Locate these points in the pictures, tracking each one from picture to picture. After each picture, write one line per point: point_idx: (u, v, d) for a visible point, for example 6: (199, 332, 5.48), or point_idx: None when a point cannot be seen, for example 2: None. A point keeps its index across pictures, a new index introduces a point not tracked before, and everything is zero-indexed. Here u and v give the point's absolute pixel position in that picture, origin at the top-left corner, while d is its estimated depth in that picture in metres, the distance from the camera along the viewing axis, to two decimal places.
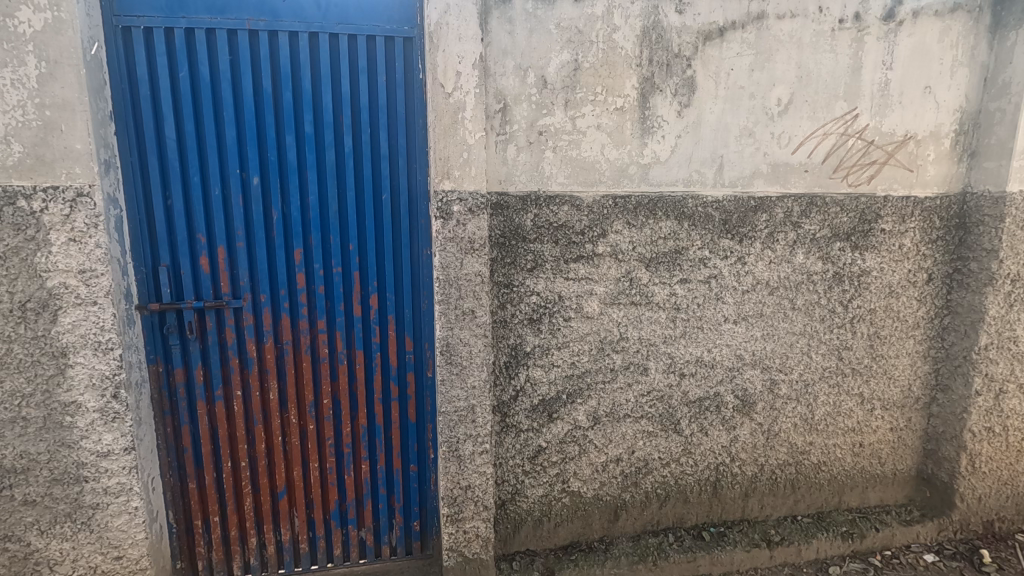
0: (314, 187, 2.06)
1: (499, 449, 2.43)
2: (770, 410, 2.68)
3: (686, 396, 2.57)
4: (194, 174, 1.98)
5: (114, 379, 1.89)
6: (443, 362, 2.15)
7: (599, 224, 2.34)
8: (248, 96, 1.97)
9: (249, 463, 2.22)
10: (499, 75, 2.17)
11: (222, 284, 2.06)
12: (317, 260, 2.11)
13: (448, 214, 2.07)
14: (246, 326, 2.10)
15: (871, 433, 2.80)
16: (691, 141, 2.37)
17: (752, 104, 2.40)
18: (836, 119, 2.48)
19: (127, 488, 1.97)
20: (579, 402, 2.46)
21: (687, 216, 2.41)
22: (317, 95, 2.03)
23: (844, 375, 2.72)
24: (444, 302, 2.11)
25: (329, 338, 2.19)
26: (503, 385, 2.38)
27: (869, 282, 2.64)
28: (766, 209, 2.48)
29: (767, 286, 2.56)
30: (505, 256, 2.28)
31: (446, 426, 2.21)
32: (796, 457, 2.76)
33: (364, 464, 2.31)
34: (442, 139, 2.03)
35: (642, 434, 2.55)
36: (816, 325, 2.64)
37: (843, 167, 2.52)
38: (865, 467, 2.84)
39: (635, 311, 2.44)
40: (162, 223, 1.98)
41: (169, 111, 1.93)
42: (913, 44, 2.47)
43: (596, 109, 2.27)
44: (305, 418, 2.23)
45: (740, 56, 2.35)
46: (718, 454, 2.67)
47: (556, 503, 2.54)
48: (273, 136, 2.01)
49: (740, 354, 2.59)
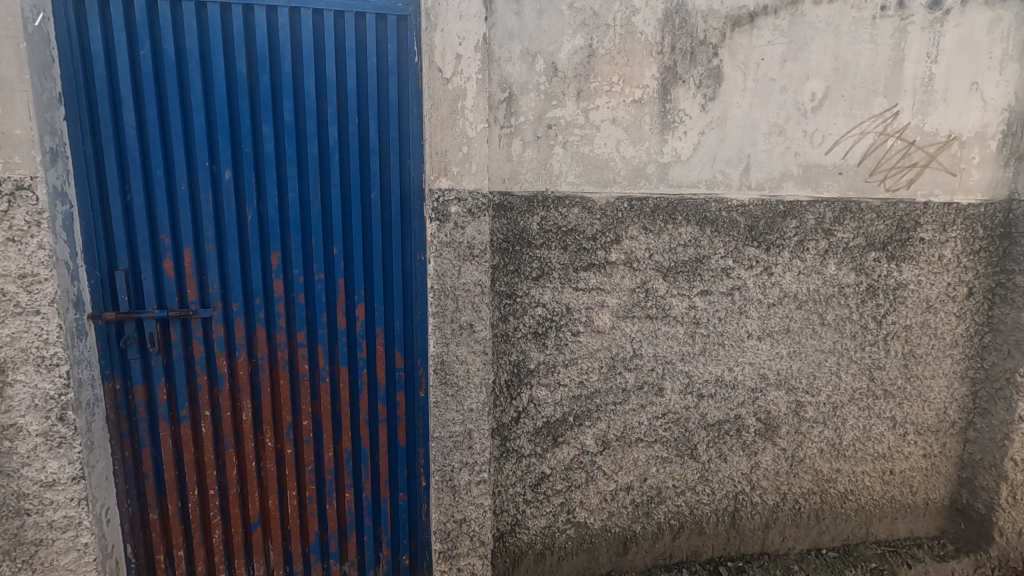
0: (293, 183, 1.82)
1: (498, 476, 2.20)
2: (795, 435, 2.45)
3: (704, 419, 2.34)
4: (157, 166, 1.73)
5: (61, 400, 1.65)
6: (438, 382, 1.93)
7: (613, 229, 2.11)
8: (219, 78, 1.73)
9: (218, 491, 1.98)
10: (505, 61, 1.95)
11: (189, 290, 1.82)
12: (296, 265, 1.87)
13: (445, 216, 1.85)
14: (216, 338, 1.86)
15: (902, 460, 2.57)
16: (715, 139, 2.15)
17: (783, 98, 2.17)
18: (874, 117, 2.24)
19: (75, 522, 1.73)
20: (587, 425, 2.23)
21: (709, 221, 2.18)
22: (298, 80, 1.79)
23: (875, 398, 2.49)
24: (439, 315, 1.89)
25: (310, 352, 1.95)
26: (503, 407, 2.15)
27: (905, 296, 2.41)
28: (796, 215, 2.25)
29: (794, 300, 2.32)
30: (508, 263, 2.05)
31: (439, 453, 1.98)
32: (821, 486, 2.53)
33: (348, 493, 2.07)
34: (439, 131, 1.81)
35: (655, 460, 2.33)
36: (847, 343, 2.41)
37: (881, 169, 2.29)
38: (895, 497, 2.61)
39: (650, 326, 2.21)
40: (119, 222, 1.74)
41: (128, 94, 1.68)
42: (960, 36, 2.24)
43: (612, 101, 2.04)
44: (282, 441, 1.99)
45: (771, 45, 2.12)
46: (737, 482, 2.43)
47: (560, 535, 2.30)
48: (248, 124, 1.77)
49: (763, 373, 2.36)
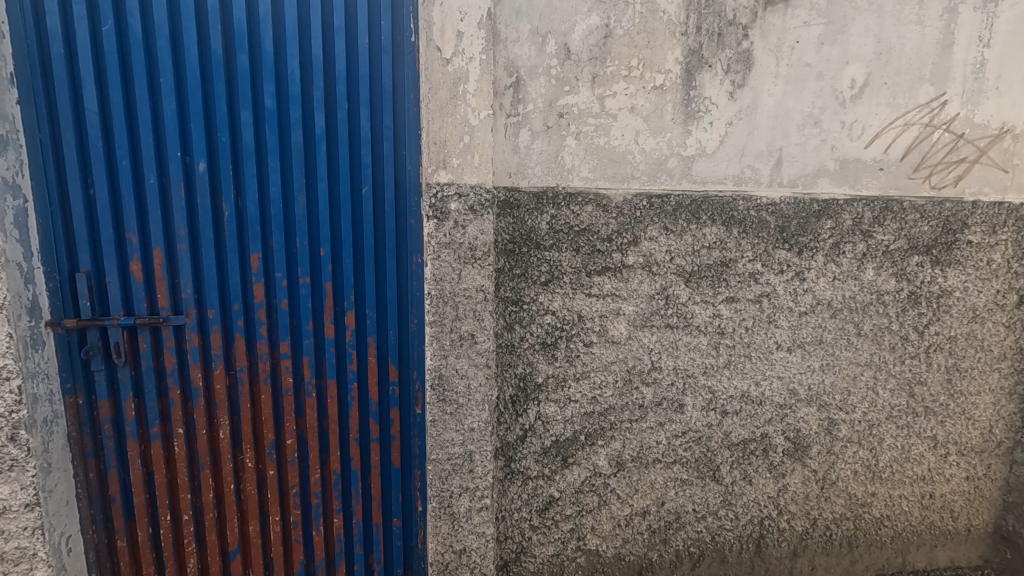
0: (275, 176, 1.63)
1: (502, 500, 2.00)
2: (826, 455, 2.23)
3: (728, 438, 2.13)
4: (123, 156, 1.55)
5: (11, 418, 1.46)
6: (435, 399, 1.76)
7: (630, 230, 1.91)
8: (191, 58, 1.54)
9: (193, 515, 1.79)
10: (512, 41, 1.77)
11: (159, 295, 1.64)
12: (279, 267, 1.68)
13: (444, 214, 1.67)
14: (190, 348, 1.68)
15: (943, 483, 2.35)
16: (744, 130, 1.95)
17: (819, 85, 1.96)
18: (919, 106, 2.03)
19: (30, 554, 1.54)
20: (600, 445, 2.03)
21: (736, 221, 1.98)
22: (281, 61, 1.61)
23: (915, 415, 2.27)
24: (437, 324, 1.72)
25: (294, 364, 1.76)
26: (508, 424, 1.95)
27: (950, 305, 2.19)
28: (832, 215, 2.04)
29: (828, 308, 2.11)
30: (514, 267, 1.86)
31: (436, 477, 1.80)
32: (855, 511, 2.31)
33: (336, 518, 1.87)
34: (437, 118, 1.64)
35: (674, 483, 2.12)
36: (885, 355, 2.19)
37: (926, 165, 2.08)
38: (934, 522, 2.39)
39: (671, 336, 2.01)
40: (81, 219, 1.56)
41: (89, 75, 1.50)
42: (1016, 17, 2.02)
43: (630, 88, 1.85)
44: (263, 461, 1.80)
45: (807, 26, 1.91)
46: (763, 506, 2.22)
47: (569, 564, 2.10)
48: (223, 110, 1.58)
49: (793, 388, 2.15)
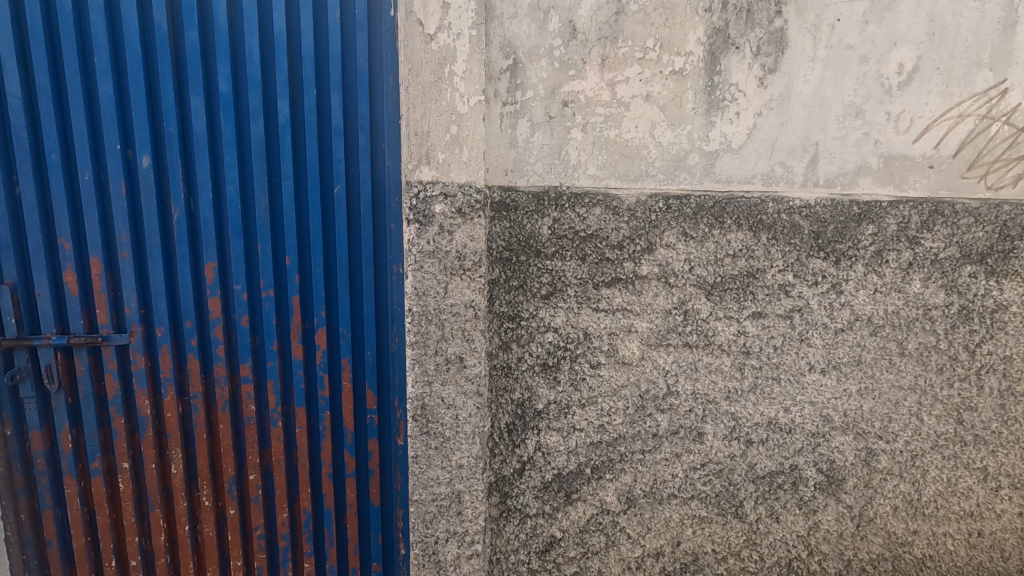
0: (232, 173, 1.41)
1: (496, 541, 1.78)
2: (863, 490, 1.97)
3: (753, 470, 1.89)
4: (53, 149, 1.33)
5: None
6: (417, 431, 1.53)
7: (644, 236, 1.67)
8: (131, 35, 1.32)
9: (142, 561, 1.57)
10: (508, 19, 1.54)
11: (98, 310, 1.41)
12: (237, 278, 1.46)
13: (427, 218, 1.45)
14: (135, 371, 1.46)
15: (994, 520, 2.05)
16: (775, 122, 1.70)
17: (863, 71, 1.71)
18: (976, 95, 1.77)
19: None
20: (608, 479, 1.79)
21: (765, 225, 1.73)
22: (237, 39, 1.38)
23: (964, 445, 1.97)
24: (419, 346, 1.49)
25: (257, 389, 1.53)
26: (504, 456, 1.73)
27: (1005, 321, 1.90)
28: (874, 219, 1.79)
29: (868, 324, 1.86)
30: (510, 277, 1.63)
31: (420, 520, 1.58)
32: (894, 551, 2.02)
33: (307, 563, 1.64)
34: (421, 105, 1.41)
35: (691, 521, 1.88)
36: (931, 378, 1.92)
37: (981, 162, 1.82)
38: (982, 564, 2.08)
39: (689, 357, 1.77)
40: (3, 222, 1.34)
41: (9, 54, 1.28)
42: None
43: (644, 72, 1.61)
44: (223, 499, 1.57)
45: (849, 2, 1.66)
46: (791, 547, 1.96)
47: None
48: (170, 96, 1.36)
49: (826, 415, 1.90)
